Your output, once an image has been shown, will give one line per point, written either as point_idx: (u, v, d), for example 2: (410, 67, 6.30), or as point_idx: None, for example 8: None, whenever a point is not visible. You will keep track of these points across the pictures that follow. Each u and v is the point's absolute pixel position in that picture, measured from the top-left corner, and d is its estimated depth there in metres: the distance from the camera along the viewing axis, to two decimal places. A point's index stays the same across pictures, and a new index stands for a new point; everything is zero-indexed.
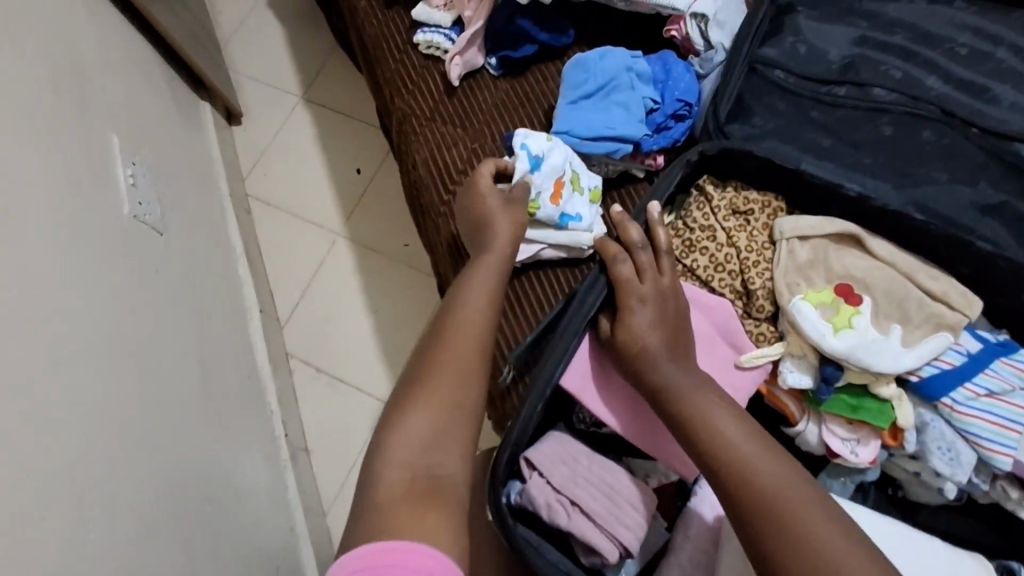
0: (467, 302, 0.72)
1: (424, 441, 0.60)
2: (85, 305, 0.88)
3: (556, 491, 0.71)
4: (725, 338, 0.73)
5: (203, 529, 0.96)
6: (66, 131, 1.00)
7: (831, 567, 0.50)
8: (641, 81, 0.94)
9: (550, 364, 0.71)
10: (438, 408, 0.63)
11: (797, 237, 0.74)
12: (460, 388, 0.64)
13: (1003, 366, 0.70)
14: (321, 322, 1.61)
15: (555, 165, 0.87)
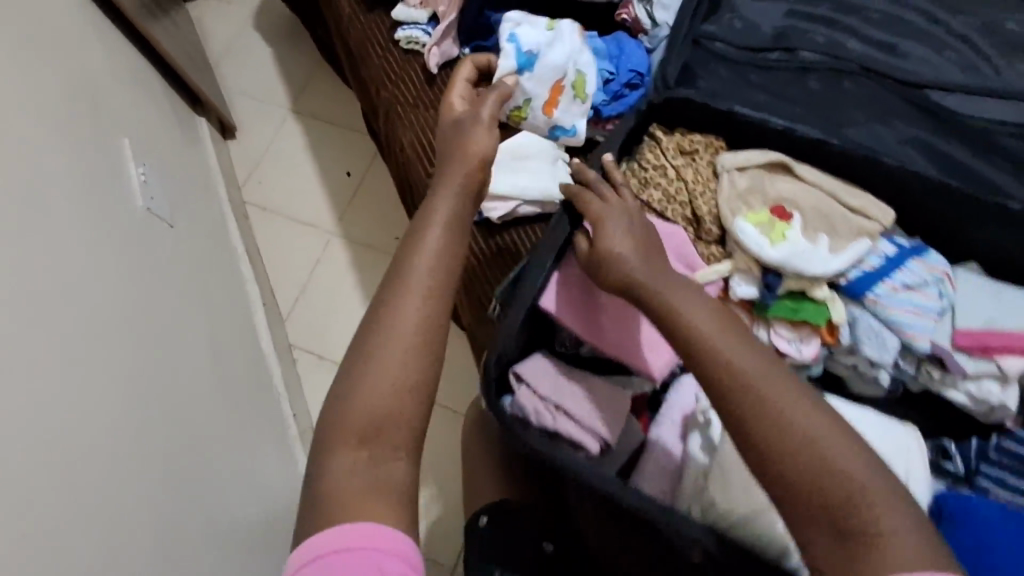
0: (419, 253, 0.70)
1: (381, 402, 0.62)
2: (112, 279, 0.98)
3: (543, 399, 0.82)
4: (680, 259, 0.83)
5: (225, 482, 1.04)
6: (84, 132, 1.11)
7: (819, 473, 0.54)
8: (597, 57, 1.07)
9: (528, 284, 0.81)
10: (396, 365, 0.63)
11: (736, 169, 0.85)
12: (415, 345, 0.65)
13: (916, 264, 0.81)
14: (321, 314, 1.71)
15: (552, 71, 1.02)
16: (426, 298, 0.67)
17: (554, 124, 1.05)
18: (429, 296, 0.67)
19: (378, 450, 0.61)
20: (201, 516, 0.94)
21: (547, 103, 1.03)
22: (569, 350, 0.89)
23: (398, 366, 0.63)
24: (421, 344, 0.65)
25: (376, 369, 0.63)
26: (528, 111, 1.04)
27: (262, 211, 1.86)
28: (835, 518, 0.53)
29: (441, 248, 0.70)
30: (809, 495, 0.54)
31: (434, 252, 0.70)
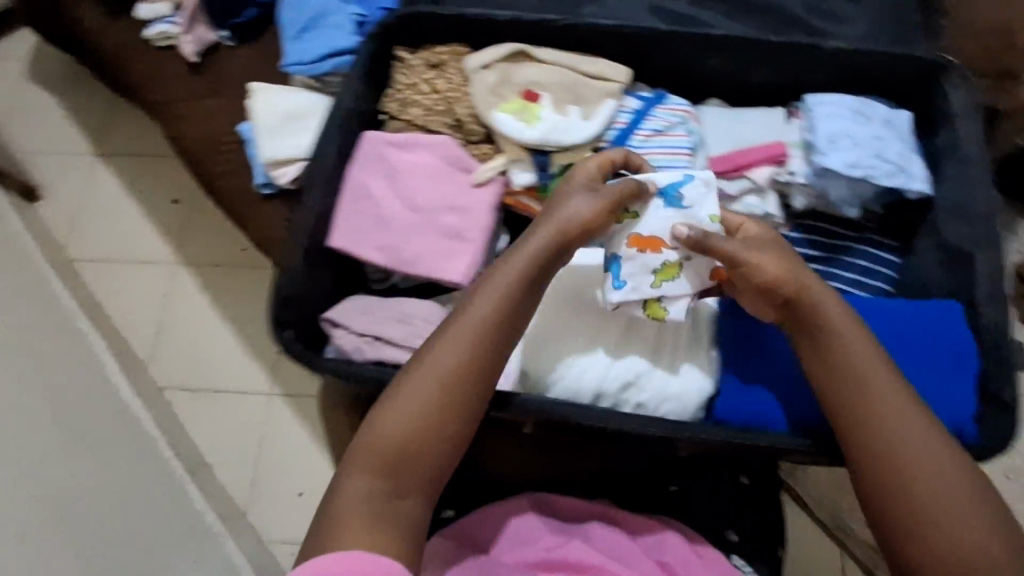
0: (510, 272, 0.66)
1: (400, 440, 0.61)
2: None
3: (360, 335, 0.82)
4: (455, 165, 0.87)
5: (93, 524, 0.97)
6: None
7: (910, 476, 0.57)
8: (345, 4, 1.07)
9: (298, 218, 0.80)
10: (419, 408, 0.62)
11: (482, 67, 0.88)
12: (439, 395, 0.62)
13: (661, 111, 0.88)
14: (186, 349, 1.63)
15: (685, 226, 0.71)
16: (472, 343, 0.63)
17: (617, 256, 0.73)
18: (495, 333, 0.64)
19: (401, 491, 0.60)
20: (64, 563, 0.88)
21: (639, 236, 0.72)
22: (380, 283, 0.89)
23: (420, 409, 0.62)
24: (454, 396, 0.63)
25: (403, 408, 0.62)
26: (634, 214, 0.72)
27: (92, 264, 1.74)
28: (911, 529, 0.56)
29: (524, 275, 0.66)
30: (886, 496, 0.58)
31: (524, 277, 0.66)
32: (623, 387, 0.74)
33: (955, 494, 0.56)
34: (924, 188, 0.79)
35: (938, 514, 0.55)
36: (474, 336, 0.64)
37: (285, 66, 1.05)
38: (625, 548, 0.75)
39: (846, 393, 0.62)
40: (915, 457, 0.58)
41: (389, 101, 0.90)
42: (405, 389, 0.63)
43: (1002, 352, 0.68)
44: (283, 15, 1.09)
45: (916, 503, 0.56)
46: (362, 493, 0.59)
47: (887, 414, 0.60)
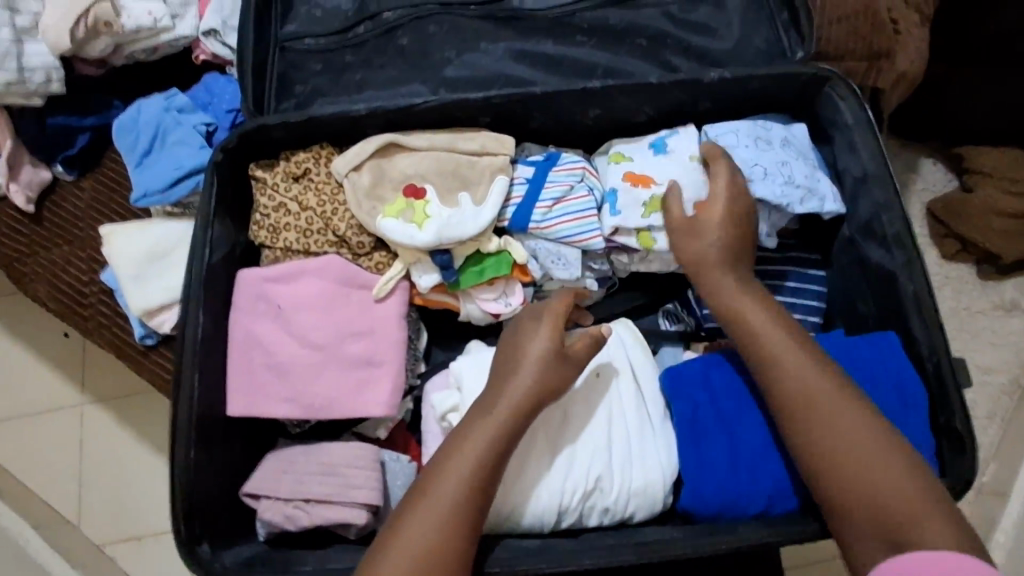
0: (483, 439, 0.63)
1: None
2: None
3: (288, 502, 0.73)
4: (353, 285, 0.79)
5: None
6: None
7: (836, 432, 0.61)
8: (187, 114, 0.96)
9: (178, 405, 0.69)
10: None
11: (353, 170, 0.79)
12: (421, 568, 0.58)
13: (557, 174, 0.81)
14: (116, 494, 1.49)
15: (671, 167, 0.81)
16: (449, 511, 0.60)
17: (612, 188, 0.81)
18: (472, 500, 0.61)
19: None
20: None
21: (631, 173, 0.81)
22: (297, 429, 0.80)
23: None
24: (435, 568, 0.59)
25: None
26: (626, 158, 0.83)
27: None
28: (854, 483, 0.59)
29: (496, 437, 0.63)
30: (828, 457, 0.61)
31: (497, 440, 0.63)
32: (584, 497, 0.68)
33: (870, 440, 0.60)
34: (835, 207, 0.77)
35: (873, 497, 0.58)
36: (448, 503, 0.60)
37: (136, 199, 0.92)
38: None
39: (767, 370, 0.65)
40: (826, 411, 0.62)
41: (257, 229, 0.79)
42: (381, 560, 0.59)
43: (943, 377, 0.69)
44: (117, 141, 0.95)
45: (836, 449, 0.60)
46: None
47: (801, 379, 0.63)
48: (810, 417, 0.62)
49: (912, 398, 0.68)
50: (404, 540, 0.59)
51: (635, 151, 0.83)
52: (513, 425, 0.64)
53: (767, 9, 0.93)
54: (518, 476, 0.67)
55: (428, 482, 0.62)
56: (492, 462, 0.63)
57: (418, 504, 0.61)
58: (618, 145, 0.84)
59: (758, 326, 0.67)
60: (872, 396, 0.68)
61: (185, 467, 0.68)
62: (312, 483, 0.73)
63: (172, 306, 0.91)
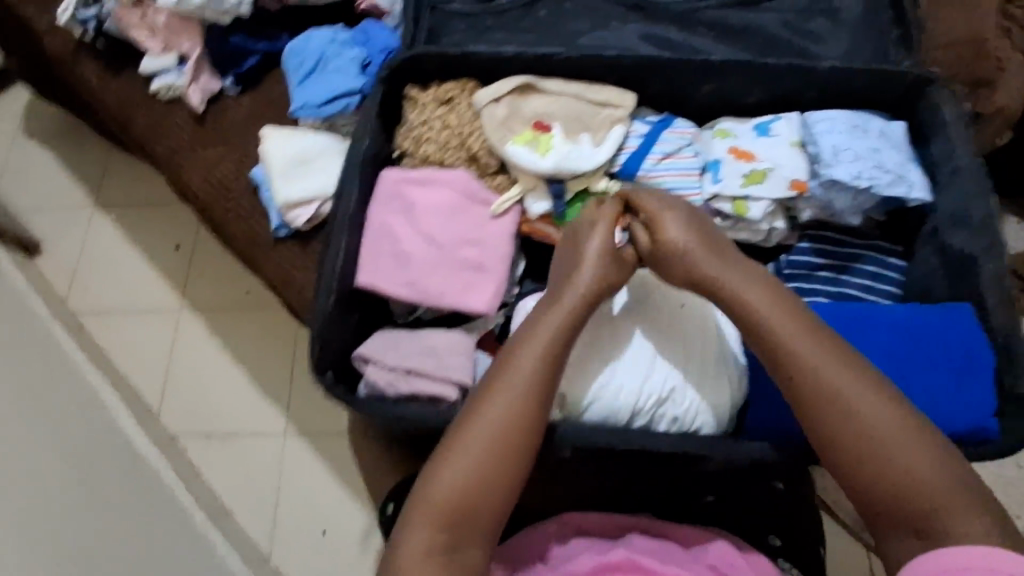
0: (542, 336, 0.71)
1: (462, 480, 0.65)
2: None
3: (392, 370, 0.83)
4: (474, 199, 0.90)
5: None
6: None
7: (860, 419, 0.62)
8: (347, 46, 1.09)
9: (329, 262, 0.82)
10: (469, 471, 0.65)
11: (492, 101, 0.90)
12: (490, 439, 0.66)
13: (670, 133, 0.91)
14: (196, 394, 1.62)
15: (772, 147, 0.89)
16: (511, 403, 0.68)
17: (714, 159, 0.91)
18: (534, 388, 0.68)
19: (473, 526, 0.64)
20: None
21: (736, 147, 0.90)
22: (405, 318, 0.91)
23: (478, 453, 0.66)
24: (501, 448, 0.66)
25: (448, 476, 0.65)
26: (731, 135, 0.92)
27: (100, 316, 1.74)
28: (879, 468, 0.61)
29: (560, 330, 0.71)
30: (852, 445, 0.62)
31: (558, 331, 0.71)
32: (658, 402, 0.76)
33: (885, 419, 0.62)
34: (923, 195, 0.84)
35: (902, 472, 0.60)
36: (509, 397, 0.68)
37: (294, 109, 1.06)
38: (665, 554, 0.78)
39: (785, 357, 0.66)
40: (843, 395, 0.63)
41: (403, 138, 0.92)
42: (447, 459, 0.66)
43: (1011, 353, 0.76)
44: (284, 62, 1.10)
45: (861, 435, 0.62)
46: (421, 551, 0.62)
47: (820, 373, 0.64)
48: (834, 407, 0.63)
49: (978, 363, 0.76)
50: (467, 438, 0.67)
51: (740, 132, 0.92)
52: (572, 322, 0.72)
53: (876, 26, 1.02)
54: (580, 374, 0.76)
55: (491, 384, 0.69)
56: (558, 351, 0.71)
57: (477, 409, 0.68)
58: (725, 122, 0.93)
59: (795, 339, 0.66)
60: (940, 357, 0.76)
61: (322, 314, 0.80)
62: (413, 358, 0.83)
63: (314, 203, 1.02)
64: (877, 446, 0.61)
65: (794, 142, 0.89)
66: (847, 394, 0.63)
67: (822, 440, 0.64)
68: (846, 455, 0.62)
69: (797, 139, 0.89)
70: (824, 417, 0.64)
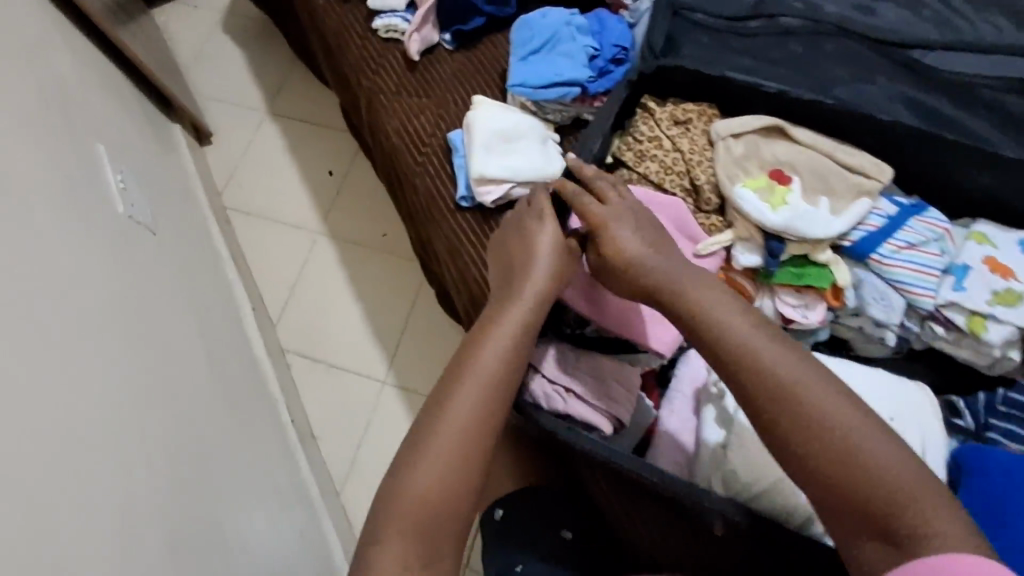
0: (500, 346, 0.72)
1: (427, 488, 0.65)
2: (99, 304, 0.99)
3: (552, 382, 0.81)
4: (682, 231, 0.84)
5: (213, 498, 1.03)
6: (60, 155, 1.09)
7: (812, 418, 0.56)
8: (581, 33, 1.05)
9: None
10: (441, 476, 0.65)
11: (731, 135, 0.84)
12: (457, 441, 0.67)
13: (917, 223, 0.81)
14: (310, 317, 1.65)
15: None
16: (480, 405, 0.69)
17: (959, 263, 0.80)
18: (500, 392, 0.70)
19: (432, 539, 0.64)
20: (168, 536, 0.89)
21: (992, 258, 0.80)
22: (571, 330, 0.87)
23: (445, 456, 0.66)
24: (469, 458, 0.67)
25: (423, 476, 0.65)
26: (990, 242, 0.81)
27: (245, 216, 1.81)
28: (843, 470, 0.54)
29: (513, 344, 0.72)
30: (812, 447, 0.55)
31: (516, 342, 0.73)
32: None
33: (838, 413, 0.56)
34: None
35: (869, 470, 0.53)
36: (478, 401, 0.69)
37: (510, 83, 1.03)
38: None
39: (732, 355, 0.61)
40: (793, 390, 0.58)
41: (624, 148, 0.86)
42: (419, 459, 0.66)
43: None
44: (513, 34, 1.07)
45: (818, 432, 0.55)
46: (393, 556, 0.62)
47: (766, 364, 0.59)
48: (787, 402, 0.57)
49: None
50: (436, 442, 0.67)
51: (1001, 242, 0.81)
52: (526, 334, 0.74)
53: None
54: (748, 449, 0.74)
55: (455, 388, 0.70)
56: (516, 362, 0.72)
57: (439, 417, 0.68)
58: (983, 224, 0.83)
59: (740, 333, 0.61)
60: None
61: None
62: (577, 377, 0.82)
63: (506, 183, 0.99)
64: (810, 426, 0.56)
65: None
66: (796, 387, 0.58)
67: (781, 447, 0.57)
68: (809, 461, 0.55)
69: None
70: (781, 417, 0.57)
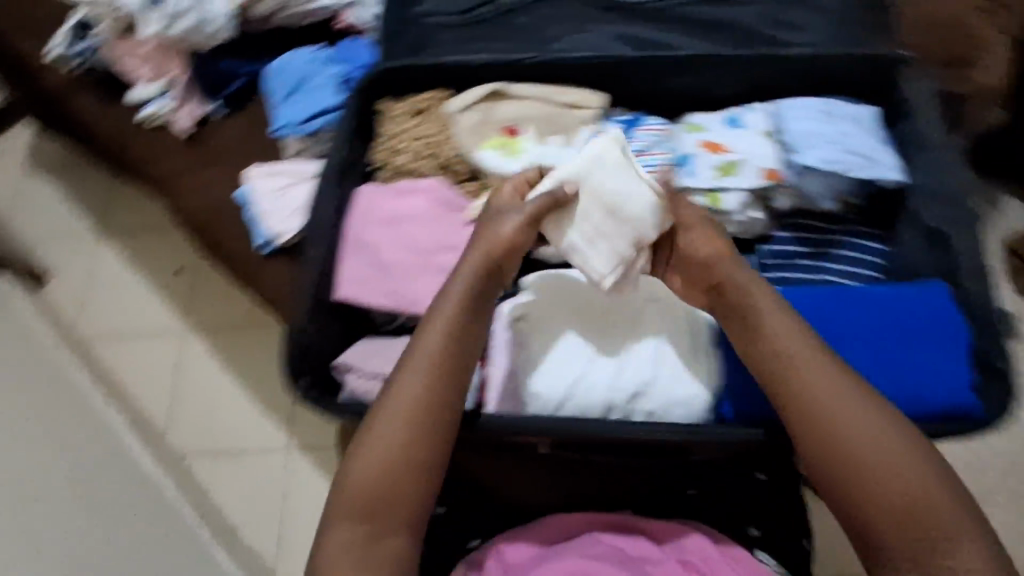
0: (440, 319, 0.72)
1: (372, 477, 0.67)
2: None
3: (372, 377, 0.85)
4: (450, 207, 0.91)
5: None
6: None
7: (844, 424, 0.62)
8: (329, 64, 1.11)
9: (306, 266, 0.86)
10: (385, 459, 0.67)
11: (463, 109, 0.93)
12: (403, 423, 0.68)
13: (638, 133, 0.93)
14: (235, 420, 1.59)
15: (744, 139, 0.90)
16: (394, 424, 0.68)
17: (686, 152, 0.91)
18: (432, 374, 0.70)
19: (382, 525, 0.66)
20: None
21: (708, 140, 0.91)
22: (386, 325, 0.91)
23: (389, 444, 0.67)
24: (410, 476, 0.67)
25: (371, 456, 0.67)
26: (703, 128, 0.93)
27: (106, 342, 1.76)
28: (852, 470, 0.60)
29: (451, 328, 0.72)
30: (823, 429, 0.62)
31: (440, 345, 0.70)
32: (631, 396, 0.77)
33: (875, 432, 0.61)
34: (896, 175, 0.85)
35: (890, 473, 0.59)
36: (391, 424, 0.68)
37: (274, 127, 1.09)
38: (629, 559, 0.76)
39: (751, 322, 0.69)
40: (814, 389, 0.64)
41: (377, 150, 0.94)
42: (367, 436, 0.69)
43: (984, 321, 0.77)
44: (265, 83, 1.14)
45: (833, 423, 0.62)
46: (342, 541, 0.65)
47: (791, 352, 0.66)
48: (795, 376, 0.65)
49: (953, 336, 0.76)
50: (376, 448, 0.68)
51: (711, 124, 0.93)
52: (463, 309, 0.72)
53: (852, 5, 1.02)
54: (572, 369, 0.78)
55: (392, 388, 0.70)
56: (462, 336, 0.72)
57: (379, 413, 0.69)
58: (694, 116, 0.94)
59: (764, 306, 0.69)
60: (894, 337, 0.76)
61: (304, 310, 0.83)
62: (395, 366, 0.84)
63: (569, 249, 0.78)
64: (819, 411, 0.63)
65: (764, 136, 0.90)
66: (825, 388, 0.64)
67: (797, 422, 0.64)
68: (812, 441, 0.63)
69: (765, 133, 0.90)
70: (800, 412, 0.64)
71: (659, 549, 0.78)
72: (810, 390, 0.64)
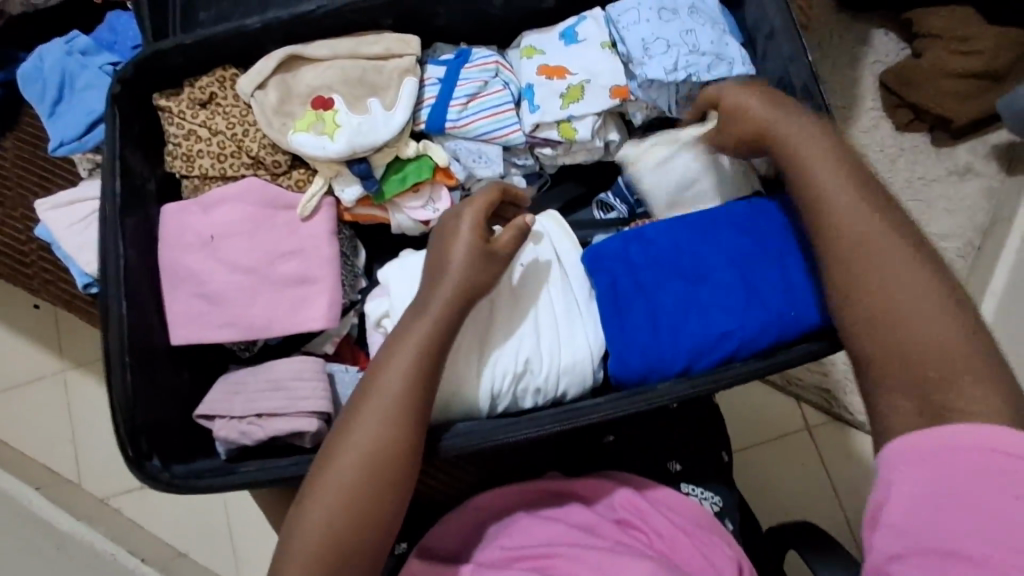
0: (407, 348, 0.63)
1: (324, 522, 0.59)
2: None
3: (238, 418, 0.75)
4: (277, 205, 0.79)
5: None
6: None
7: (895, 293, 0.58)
8: (91, 55, 0.91)
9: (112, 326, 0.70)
10: (341, 502, 0.59)
11: (257, 89, 0.78)
12: (363, 465, 0.60)
13: (467, 72, 0.80)
14: (95, 475, 1.20)
15: (582, 54, 0.80)
16: (363, 470, 0.60)
17: (527, 82, 0.81)
18: (398, 409, 0.62)
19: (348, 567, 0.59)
20: None
21: (546, 65, 0.81)
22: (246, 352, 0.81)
23: (346, 483, 0.59)
24: (370, 522, 0.60)
25: (325, 499, 0.59)
26: (539, 51, 0.82)
27: None
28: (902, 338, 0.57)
29: (416, 355, 0.63)
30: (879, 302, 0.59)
31: (408, 390, 0.62)
32: (515, 379, 0.72)
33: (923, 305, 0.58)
34: (744, 69, 0.78)
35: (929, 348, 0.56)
36: (356, 470, 0.60)
37: (53, 149, 0.88)
38: (562, 531, 0.74)
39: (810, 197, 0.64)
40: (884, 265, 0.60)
41: (171, 159, 0.78)
42: (326, 471, 0.60)
43: None
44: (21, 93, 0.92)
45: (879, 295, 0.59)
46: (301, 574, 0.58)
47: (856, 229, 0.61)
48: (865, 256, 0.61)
49: None
50: (333, 482, 0.60)
51: (546, 44, 0.82)
52: (432, 347, 0.64)
53: None
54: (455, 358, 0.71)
55: (358, 411, 0.62)
56: (426, 374, 0.63)
57: (338, 443, 0.61)
58: (528, 37, 0.83)
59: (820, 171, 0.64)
60: (764, 255, 0.72)
61: (124, 391, 0.69)
62: (261, 399, 0.75)
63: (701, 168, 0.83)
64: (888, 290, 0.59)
65: (601, 48, 0.80)
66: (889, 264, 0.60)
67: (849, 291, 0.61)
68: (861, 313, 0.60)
69: (603, 43, 0.81)
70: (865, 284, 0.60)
71: (590, 511, 0.77)
72: (879, 271, 0.60)
